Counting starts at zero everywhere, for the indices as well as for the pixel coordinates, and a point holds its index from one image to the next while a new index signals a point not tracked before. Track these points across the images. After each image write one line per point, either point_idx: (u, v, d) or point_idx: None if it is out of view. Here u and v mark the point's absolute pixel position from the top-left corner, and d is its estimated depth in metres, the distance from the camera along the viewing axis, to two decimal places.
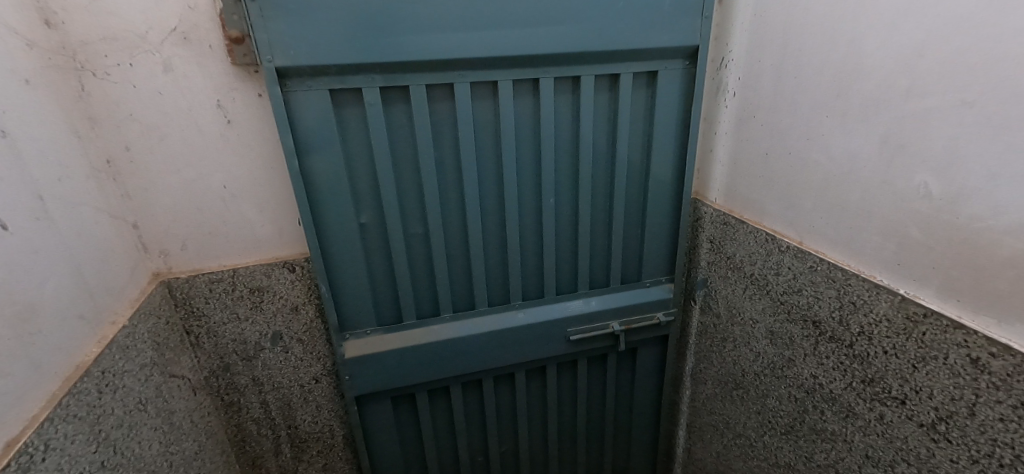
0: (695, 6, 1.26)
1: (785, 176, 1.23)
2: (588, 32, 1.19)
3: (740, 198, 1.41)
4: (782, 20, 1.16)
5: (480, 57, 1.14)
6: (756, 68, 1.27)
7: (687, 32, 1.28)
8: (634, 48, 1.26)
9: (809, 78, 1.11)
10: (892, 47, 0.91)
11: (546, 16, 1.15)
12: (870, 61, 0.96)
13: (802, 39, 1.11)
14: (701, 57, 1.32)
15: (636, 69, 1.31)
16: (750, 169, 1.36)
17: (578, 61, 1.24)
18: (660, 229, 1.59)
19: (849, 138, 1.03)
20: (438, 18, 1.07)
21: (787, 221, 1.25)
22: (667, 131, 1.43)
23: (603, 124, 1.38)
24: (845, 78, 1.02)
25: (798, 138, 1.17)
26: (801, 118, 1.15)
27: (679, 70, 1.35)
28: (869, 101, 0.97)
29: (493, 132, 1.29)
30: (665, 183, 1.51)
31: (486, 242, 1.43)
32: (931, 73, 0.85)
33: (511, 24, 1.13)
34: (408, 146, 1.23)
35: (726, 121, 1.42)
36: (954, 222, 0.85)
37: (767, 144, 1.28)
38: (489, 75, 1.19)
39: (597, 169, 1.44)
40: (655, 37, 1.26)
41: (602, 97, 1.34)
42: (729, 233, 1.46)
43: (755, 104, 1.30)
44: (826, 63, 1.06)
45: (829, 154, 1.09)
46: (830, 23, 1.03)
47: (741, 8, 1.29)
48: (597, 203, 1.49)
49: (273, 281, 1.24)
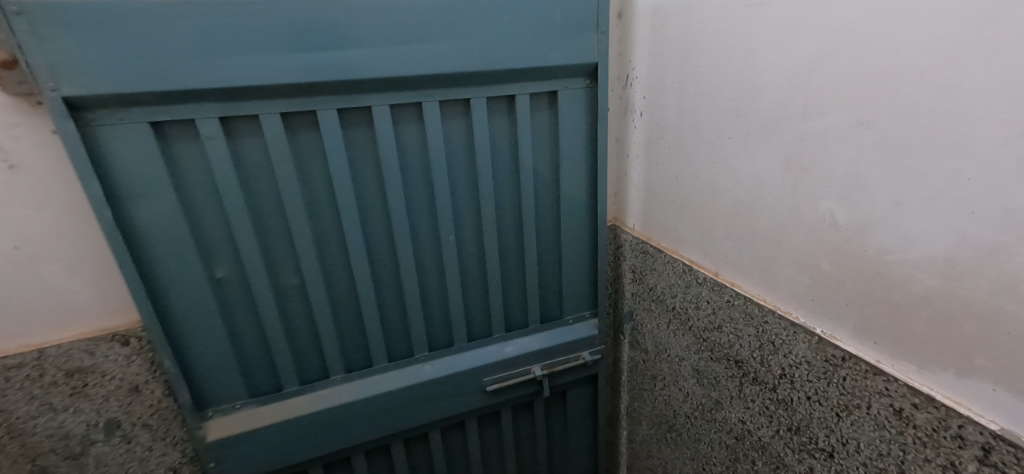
0: (589, 21, 1.16)
1: (695, 202, 1.14)
2: (470, 50, 1.07)
3: (656, 225, 1.32)
4: (679, 34, 1.08)
5: (343, 80, 0.99)
6: (658, 85, 1.18)
7: (583, 49, 1.18)
8: (526, 67, 1.14)
9: (710, 97, 1.02)
10: (784, 61, 0.84)
11: (418, 34, 1.02)
12: (764, 77, 0.88)
13: (699, 54, 1.03)
14: (602, 76, 1.22)
15: (532, 89, 1.20)
16: (662, 195, 1.26)
17: (464, 82, 1.12)
18: (579, 262, 1.46)
19: (752, 160, 0.94)
20: (282, 36, 0.92)
21: (701, 251, 1.15)
22: (575, 156, 1.32)
23: (503, 151, 1.26)
24: (743, 97, 0.94)
25: (704, 162, 1.08)
26: (705, 141, 1.07)
27: (581, 89, 1.25)
28: (766, 120, 0.89)
29: (373, 165, 1.14)
30: (579, 211, 1.40)
31: (379, 289, 1.26)
32: (825, 88, 0.77)
33: (376, 42, 0.99)
34: (268, 185, 1.05)
35: (636, 142, 1.33)
36: (863, 255, 0.76)
37: (674, 167, 1.19)
38: (358, 101, 1.05)
39: (502, 200, 1.31)
40: (550, 54, 1.15)
41: (499, 122, 1.22)
42: (649, 262, 1.36)
43: (660, 125, 1.21)
44: (723, 82, 0.98)
45: (733, 178, 1.00)
46: (725, 38, 0.95)
47: (639, 23, 1.20)
48: (505, 237, 1.36)
49: (98, 360, 1.00)
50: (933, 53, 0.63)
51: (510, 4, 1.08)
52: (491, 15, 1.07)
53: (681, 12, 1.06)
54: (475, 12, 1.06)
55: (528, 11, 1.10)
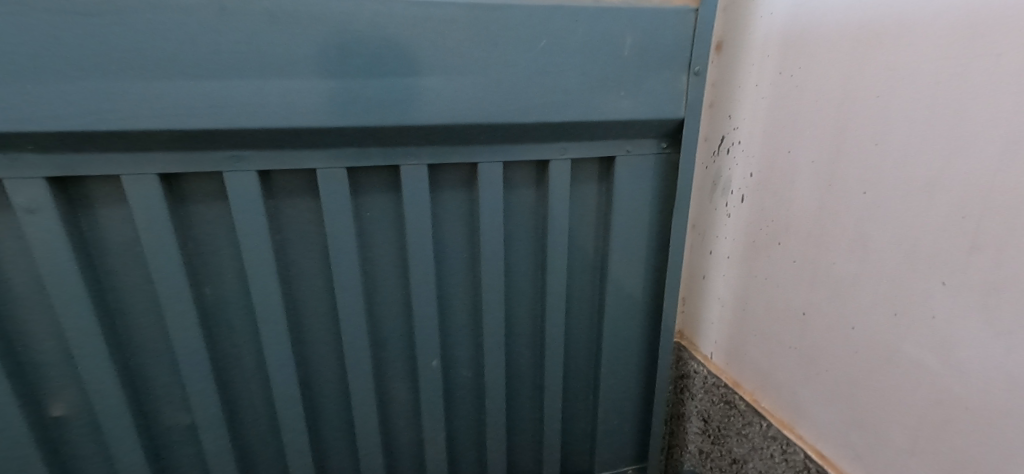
0: (677, 54, 0.73)
1: (838, 366, 0.67)
2: (477, 89, 0.67)
3: (751, 371, 0.85)
4: (832, 85, 0.63)
5: (259, 129, 0.62)
6: (780, 162, 0.74)
7: (662, 97, 0.75)
8: (569, 120, 0.72)
9: (894, 200, 0.57)
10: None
11: (391, 60, 0.63)
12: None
13: (877, 123, 0.58)
14: (686, 140, 0.78)
15: (576, 154, 0.77)
16: (768, 329, 0.80)
17: (466, 138, 0.71)
18: (626, 402, 0.99)
19: (1005, 344, 0.48)
20: (151, 53, 0.56)
21: (840, 446, 0.68)
22: (635, 253, 0.88)
23: (523, 241, 0.83)
24: (990, 220, 0.48)
25: (862, 306, 0.62)
26: (869, 270, 0.61)
27: (652, 156, 0.81)
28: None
29: (318, 252, 0.74)
30: (635, 332, 0.93)
31: (318, 431, 0.84)
32: None
33: (316, 71, 0.61)
34: (140, 280, 0.68)
35: (727, 238, 0.88)
36: None
37: (791, 294, 0.74)
38: (290, 160, 0.66)
39: (517, 310, 0.87)
40: (610, 103, 0.72)
41: (520, 198, 0.80)
42: (734, 421, 0.89)
43: (777, 224, 0.76)
44: (935, 182, 0.52)
45: (938, 357, 0.53)
46: (952, 102, 0.50)
47: (753, 61, 0.77)
48: (517, 363, 0.91)
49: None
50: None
51: (549, 22, 0.66)
52: (515, 37, 0.66)
53: (840, 48, 0.61)
54: (491, 32, 0.65)
55: (579, 35, 0.68)
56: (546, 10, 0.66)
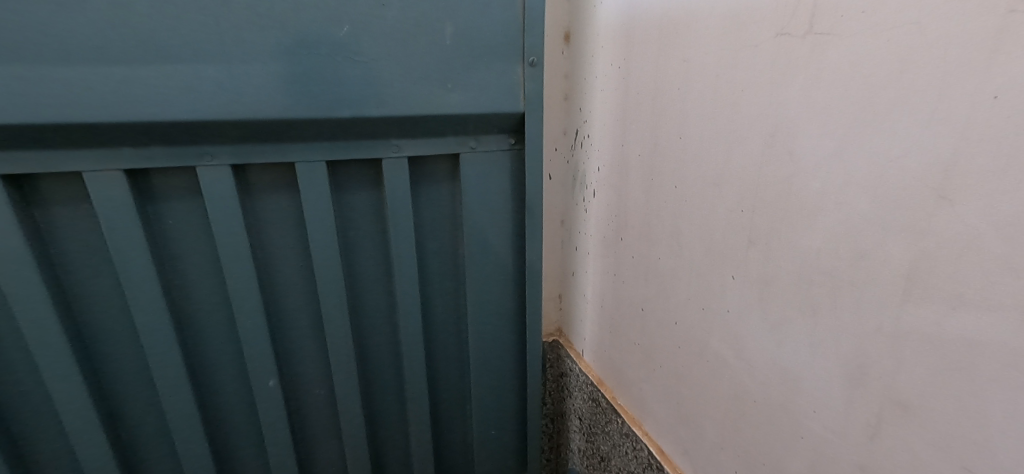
0: (507, 43, 0.70)
1: (665, 359, 0.66)
2: (272, 80, 0.62)
3: (610, 366, 0.84)
4: (647, 75, 0.62)
5: (13, 125, 0.57)
6: (617, 154, 0.72)
7: (497, 90, 0.72)
8: (389, 114, 0.68)
9: (694, 192, 0.56)
10: (855, 154, 0.38)
11: (162, 50, 0.59)
12: (801, 177, 0.42)
13: (679, 115, 0.57)
14: (531, 134, 0.76)
15: (412, 152, 0.74)
16: (619, 324, 0.79)
17: (274, 134, 0.66)
18: (501, 407, 0.96)
19: (775, 337, 0.47)
20: None
21: (674, 442, 0.67)
22: (494, 253, 0.84)
23: (368, 245, 0.78)
24: (759, 211, 0.47)
25: (680, 298, 0.61)
26: (683, 263, 0.60)
27: (501, 154, 0.78)
28: (794, 262, 0.43)
29: (104, 256, 0.69)
30: (503, 333, 0.90)
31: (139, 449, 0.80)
32: (977, 244, 0.32)
33: (71, 61, 0.57)
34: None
35: (587, 233, 0.87)
36: None
37: (632, 289, 0.73)
38: (56, 162, 0.62)
39: (369, 317, 0.83)
40: (436, 95, 0.69)
41: (357, 200, 0.75)
42: (600, 418, 0.87)
43: (618, 217, 0.74)
44: (722, 173, 0.51)
45: (729, 347, 0.53)
46: (727, 93, 0.49)
47: (591, 52, 0.75)
48: (377, 373, 0.87)
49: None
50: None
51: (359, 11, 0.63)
52: (316, 24, 0.62)
53: (649, 38, 0.61)
54: (286, 19, 0.61)
55: (388, 23, 0.65)
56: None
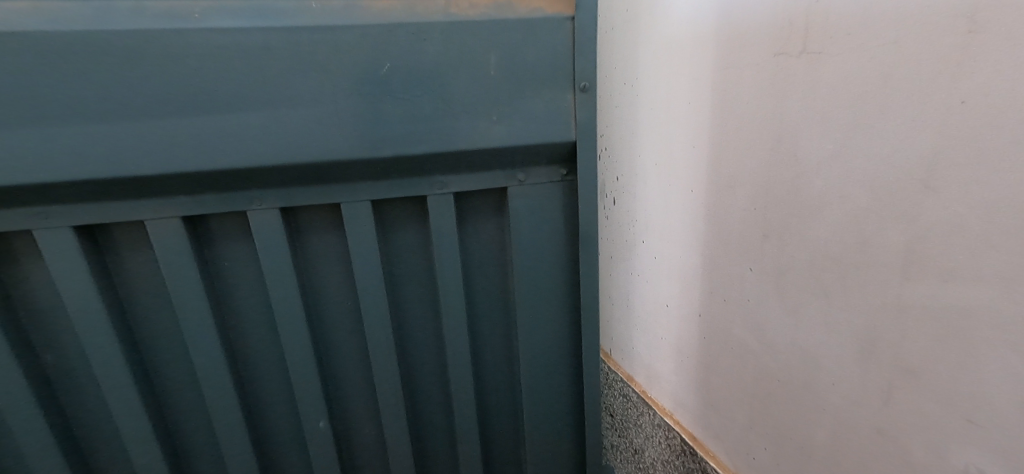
0: (559, 72, 0.68)
1: (691, 350, 0.72)
2: (318, 124, 0.63)
3: (640, 363, 0.89)
4: (661, 90, 0.68)
5: (67, 180, 0.60)
6: (635, 163, 0.78)
7: (546, 121, 0.69)
8: (433, 151, 0.67)
9: (711, 194, 0.62)
10: (851, 156, 0.44)
11: (210, 100, 0.60)
12: (892, 192, 0.41)
13: (693, 126, 0.63)
14: (584, 162, 0.72)
15: (456, 189, 0.72)
16: (643, 321, 0.85)
17: (321, 175, 0.66)
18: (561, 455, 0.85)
19: (819, 326, 0.49)
20: None
21: (703, 428, 0.72)
22: (546, 286, 0.78)
23: (419, 282, 0.77)
24: (769, 209, 0.53)
25: (744, 323, 0.60)
26: (704, 260, 0.65)
27: (552, 184, 0.74)
28: (879, 278, 0.43)
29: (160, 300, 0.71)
30: (559, 375, 0.83)
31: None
32: (959, 228, 0.37)
33: (127, 115, 0.59)
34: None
35: (610, 237, 0.92)
36: None
37: (684, 307, 0.72)
38: (117, 213, 0.64)
39: (419, 358, 0.81)
40: (481, 129, 0.67)
41: (403, 238, 0.74)
42: (631, 412, 0.92)
43: (640, 221, 0.80)
44: (734, 177, 0.57)
45: (804, 367, 0.52)
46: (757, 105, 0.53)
47: (633, 63, 0.74)
48: (424, 413, 0.84)
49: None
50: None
51: (395, 43, 0.62)
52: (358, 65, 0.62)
53: (665, 56, 0.66)
54: (329, 62, 0.61)
55: (427, 58, 0.64)
56: (388, 31, 0.62)
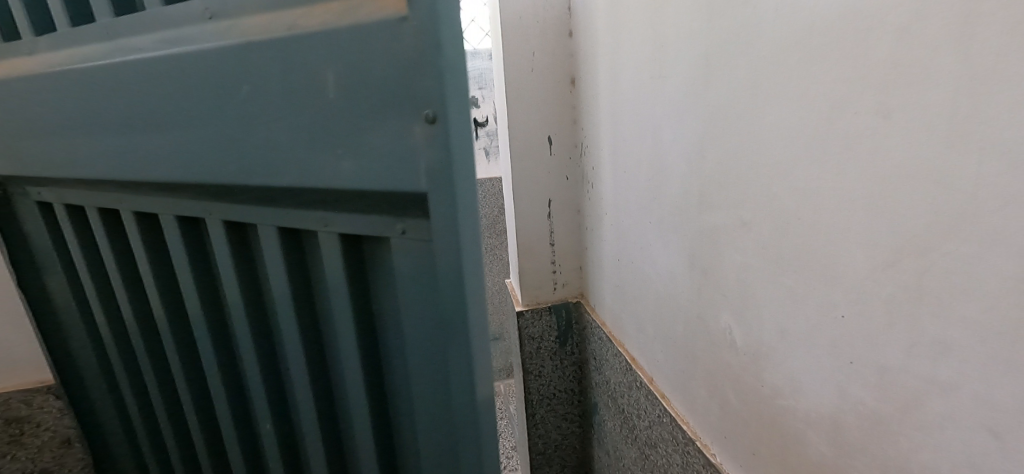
0: (408, 105, 0.50)
1: (630, 289, 0.98)
2: (195, 129, 0.63)
3: (608, 310, 1.15)
4: (608, 101, 0.96)
5: (74, 175, 0.77)
6: (599, 155, 1.07)
7: (394, 151, 0.52)
8: (284, 169, 0.59)
9: (631, 172, 0.89)
10: (677, 138, 0.70)
11: (139, 118, 0.67)
12: (739, 172, 0.56)
13: (622, 126, 0.90)
14: (443, 217, 0.53)
15: (337, 227, 0.62)
16: (608, 274, 1.12)
17: (214, 184, 0.65)
18: None
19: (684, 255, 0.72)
20: (16, 114, 0.78)
21: (638, 349, 0.97)
22: (429, 402, 0.63)
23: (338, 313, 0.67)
24: (654, 179, 0.80)
25: (683, 290, 0.74)
26: (632, 221, 0.92)
27: (427, 243, 0.56)
28: (710, 217, 0.63)
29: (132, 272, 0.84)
30: (448, 459, 0.65)
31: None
32: (722, 170, 0.60)
33: (96, 132, 0.72)
34: (92, 290, 0.91)
35: (591, 214, 1.21)
36: (759, 394, 0.58)
37: (649, 278, 0.87)
38: (104, 200, 0.79)
39: (348, 378, 0.70)
40: (332, 149, 0.55)
41: (270, 266, 0.69)
42: (604, 351, 1.19)
43: (605, 199, 1.08)
44: (639, 159, 0.84)
45: (692, 298, 0.71)
46: (649, 105, 0.78)
47: (601, 76, 0.98)
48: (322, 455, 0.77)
49: (34, 410, 0.99)
50: (972, 197, 0.32)
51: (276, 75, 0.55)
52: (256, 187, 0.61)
53: (609, 76, 0.94)
54: (198, 73, 0.60)
55: (253, 50, 0.56)
56: (232, 42, 0.56)
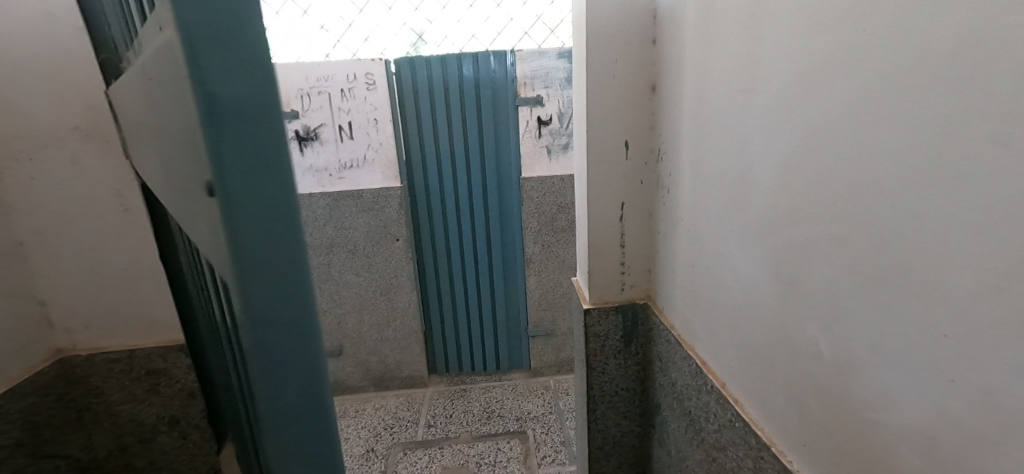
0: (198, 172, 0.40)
1: (705, 296, 0.99)
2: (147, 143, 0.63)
3: (678, 314, 1.17)
4: (692, 110, 0.98)
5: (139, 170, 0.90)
6: (678, 162, 1.09)
7: (207, 225, 0.43)
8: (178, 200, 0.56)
9: (713, 180, 0.90)
10: (766, 151, 0.71)
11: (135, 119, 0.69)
12: (835, 188, 0.58)
13: (706, 134, 0.92)
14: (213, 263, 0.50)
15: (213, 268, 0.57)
16: (680, 279, 1.14)
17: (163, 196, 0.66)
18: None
19: (768, 265, 0.73)
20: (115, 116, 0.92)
21: (711, 354, 0.99)
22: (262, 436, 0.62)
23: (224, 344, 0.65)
24: (738, 189, 0.81)
25: (764, 300, 0.76)
26: (711, 229, 0.93)
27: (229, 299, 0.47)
28: (799, 230, 0.65)
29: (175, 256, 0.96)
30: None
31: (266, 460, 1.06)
32: (815, 186, 0.61)
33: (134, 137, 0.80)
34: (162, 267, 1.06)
35: (665, 219, 1.23)
36: (845, 405, 0.60)
37: (727, 285, 0.89)
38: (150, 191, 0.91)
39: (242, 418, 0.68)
40: (184, 193, 0.50)
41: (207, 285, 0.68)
42: (672, 353, 1.21)
43: (682, 205, 1.10)
44: (723, 168, 0.86)
45: (774, 307, 0.73)
46: (737, 116, 0.79)
47: (686, 85, 1.00)
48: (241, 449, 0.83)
49: (168, 364, 1.14)
50: None
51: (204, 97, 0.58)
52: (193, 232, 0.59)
53: (694, 86, 0.96)
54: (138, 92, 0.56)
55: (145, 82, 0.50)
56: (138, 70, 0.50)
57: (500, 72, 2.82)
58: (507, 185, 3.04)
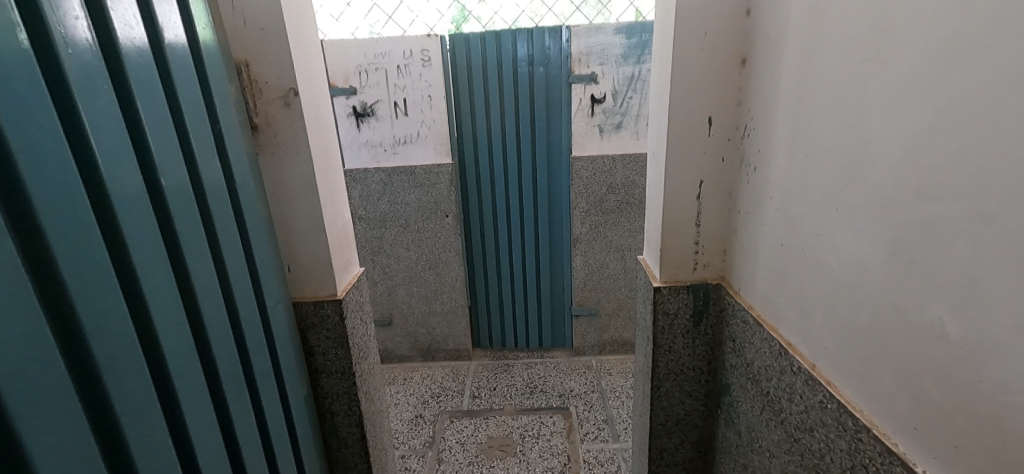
0: None
1: (796, 276, 0.97)
2: None
3: (759, 294, 1.15)
4: (794, 83, 0.95)
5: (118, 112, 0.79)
6: (771, 138, 1.06)
7: None
8: None
9: (818, 156, 0.88)
10: (893, 125, 0.69)
11: None
12: (982, 163, 0.56)
13: (812, 108, 0.89)
14: None
15: None
16: (764, 258, 1.12)
17: None
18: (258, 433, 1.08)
19: (884, 245, 0.71)
20: None
21: (799, 335, 0.98)
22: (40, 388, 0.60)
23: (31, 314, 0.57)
24: (849, 166, 0.78)
25: (875, 280, 0.74)
26: (809, 206, 0.91)
27: None
28: (929, 208, 0.63)
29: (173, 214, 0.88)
30: None
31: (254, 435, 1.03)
32: (955, 162, 0.59)
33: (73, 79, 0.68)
34: None
35: (749, 197, 1.20)
36: (973, 386, 0.59)
37: (826, 265, 0.87)
38: None
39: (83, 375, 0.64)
40: None
41: None
42: (749, 335, 1.20)
43: (771, 183, 1.07)
44: (832, 144, 0.83)
45: (888, 288, 0.71)
46: (855, 90, 0.77)
47: (788, 58, 0.97)
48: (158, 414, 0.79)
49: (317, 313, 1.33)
50: None
51: None
52: None
53: (800, 58, 0.93)
54: None
55: None
56: None
57: (556, 49, 2.79)
58: (557, 164, 3.02)
